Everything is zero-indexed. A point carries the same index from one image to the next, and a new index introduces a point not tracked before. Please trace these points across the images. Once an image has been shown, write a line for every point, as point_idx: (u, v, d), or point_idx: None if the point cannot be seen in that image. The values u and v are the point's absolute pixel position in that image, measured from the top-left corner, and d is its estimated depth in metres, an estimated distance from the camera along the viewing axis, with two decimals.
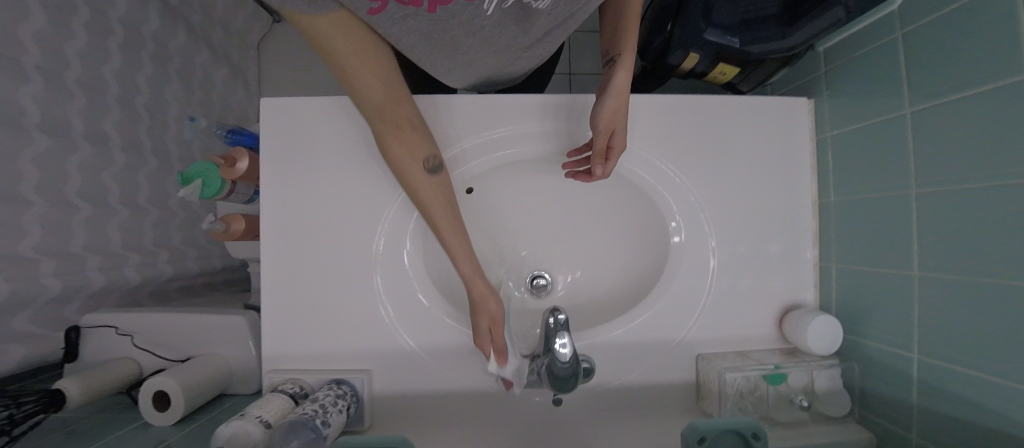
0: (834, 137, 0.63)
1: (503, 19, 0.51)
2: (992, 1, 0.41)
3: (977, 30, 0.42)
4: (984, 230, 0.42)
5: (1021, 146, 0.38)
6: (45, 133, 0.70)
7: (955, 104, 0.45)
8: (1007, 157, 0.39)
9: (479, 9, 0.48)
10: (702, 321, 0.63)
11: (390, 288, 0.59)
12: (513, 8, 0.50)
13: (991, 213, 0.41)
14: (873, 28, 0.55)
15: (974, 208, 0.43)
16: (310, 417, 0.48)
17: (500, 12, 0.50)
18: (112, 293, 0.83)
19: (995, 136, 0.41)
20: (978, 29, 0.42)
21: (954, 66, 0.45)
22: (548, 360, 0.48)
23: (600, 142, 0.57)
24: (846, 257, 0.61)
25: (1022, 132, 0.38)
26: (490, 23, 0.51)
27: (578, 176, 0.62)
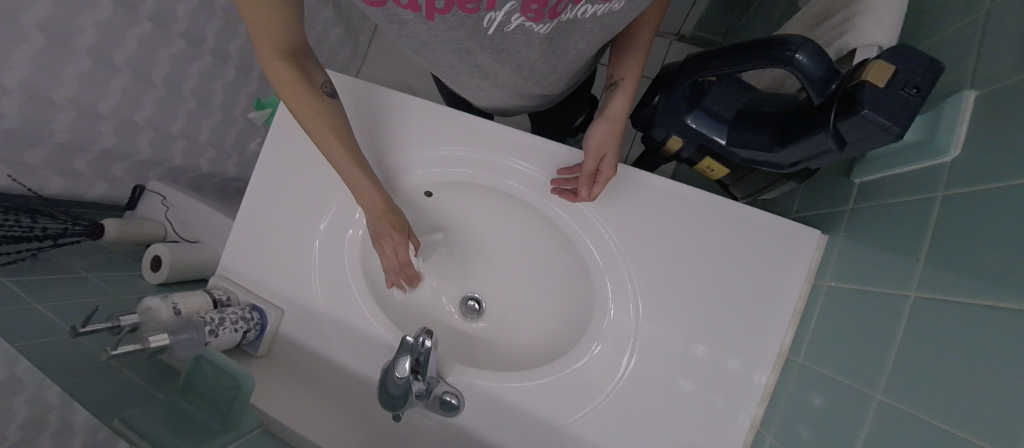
0: (830, 289, 0.52)
1: (505, 42, 0.50)
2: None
3: (1004, 220, 0.31)
4: None
5: (998, 396, 0.27)
6: (185, 39, 0.94)
7: (959, 305, 0.34)
8: (986, 406, 0.28)
9: (478, 28, 0.46)
10: (590, 418, 0.56)
11: (326, 250, 0.66)
12: (516, 34, 0.48)
13: None
14: (910, 178, 0.44)
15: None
16: (203, 323, 0.57)
17: (501, 36, 0.48)
18: (185, 172, 1.07)
19: (979, 372, 0.29)
20: (1006, 220, 0.31)
21: (970, 258, 0.33)
22: (388, 371, 0.49)
23: (591, 163, 0.55)
24: (787, 435, 0.49)
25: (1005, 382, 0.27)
26: (490, 44, 0.50)
27: (563, 194, 0.60)
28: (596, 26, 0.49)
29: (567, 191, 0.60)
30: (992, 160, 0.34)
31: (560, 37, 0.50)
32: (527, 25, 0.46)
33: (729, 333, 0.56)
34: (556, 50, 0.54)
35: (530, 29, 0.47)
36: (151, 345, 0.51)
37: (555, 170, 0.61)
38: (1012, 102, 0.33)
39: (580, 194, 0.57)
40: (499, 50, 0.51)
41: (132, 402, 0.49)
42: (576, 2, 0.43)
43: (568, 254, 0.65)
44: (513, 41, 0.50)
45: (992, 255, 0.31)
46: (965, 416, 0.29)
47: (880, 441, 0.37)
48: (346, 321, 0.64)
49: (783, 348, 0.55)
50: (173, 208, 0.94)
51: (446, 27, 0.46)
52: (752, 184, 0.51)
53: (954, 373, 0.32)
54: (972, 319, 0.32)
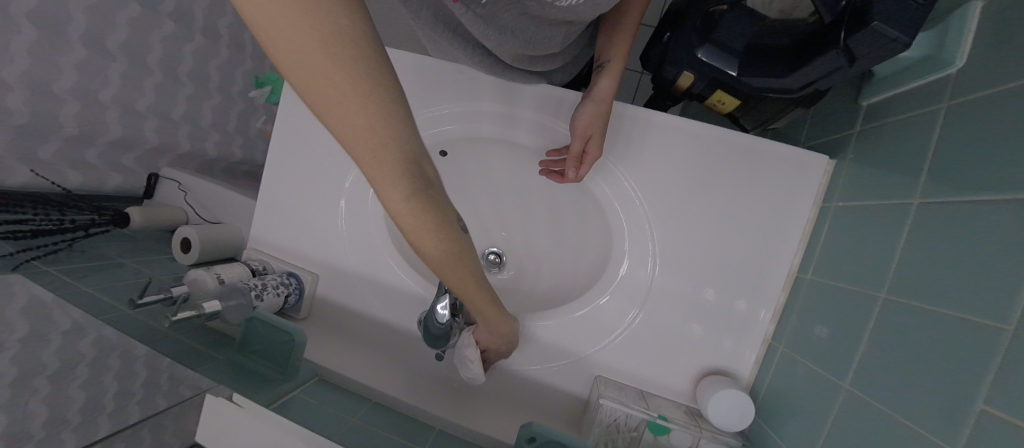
0: (837, 209, 0.55)
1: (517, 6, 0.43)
2: None
3: (1011, 129, 0.34)
4: (931, 372, 0.35)
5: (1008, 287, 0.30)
6: (174, 20, 0.92)
7: (966, 211, 0.36)
8: (985, 296, 0.32)
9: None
10: (613, 346, 0.61)
11: (351, 213, 0.68)
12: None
13: (947, 357, 0.34)
14: (916, 94, 0.45)
15: (934, 343, 0.36)
16: (247, 288, 0.61)
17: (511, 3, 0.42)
18: (195, 159, 1.07)
19: (985, 271, 0.33)
20: (1013, 128, 0.33)
21: (977, 166, 0.36)
22: (429, 316, 0.53)
23: (576, 146, 0.57)
24: (796, 343, 0.54)
25: (1014, 278, 0.30)
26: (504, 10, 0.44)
27: (550, 175, 0.64)
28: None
29: (555, 172, 0.65)
30: (1005, 68, 0.35)
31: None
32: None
33: (742, 260, 0.59)
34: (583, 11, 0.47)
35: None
36: (206, 311, 0.56)
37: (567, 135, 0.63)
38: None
39: (568, 177, 0.60)
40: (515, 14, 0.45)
41: (199, 360, 0.53)
42: None
43: (584, 199, 0.68)
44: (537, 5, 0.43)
45: (1008, 152, 0.33)
46: (984, 307, 0.32)
47: (887, 337, 0.41)
48: (379, 279, 0.68)
49: (792, 269, 0.59)
50: (190, 192, 0.96)
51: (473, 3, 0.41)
52: (762, 113, 0.53)
53: (962, 270, 0.35)
54: (975, 222, 0.35)
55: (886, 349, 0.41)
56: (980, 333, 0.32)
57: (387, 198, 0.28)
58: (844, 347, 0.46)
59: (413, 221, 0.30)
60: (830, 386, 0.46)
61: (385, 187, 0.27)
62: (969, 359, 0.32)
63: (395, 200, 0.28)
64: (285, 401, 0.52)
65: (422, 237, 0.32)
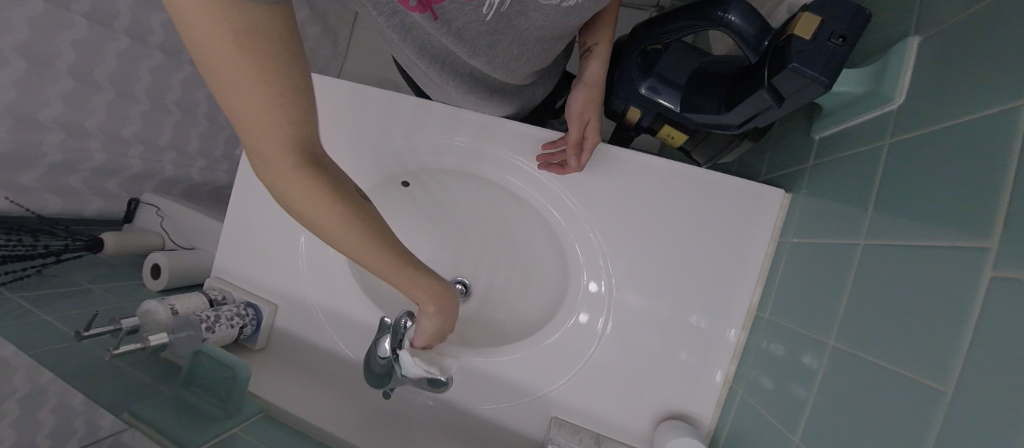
0: (793, 245, 0.53)
1: (501, 23, 0.45)
2: (978, 136, 0.30)
3: (951, 173, 0.32)
4: (877, 433, 0.32)
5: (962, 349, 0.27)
6: (162, 51, 0.94)
7: (913, 257, 0.34)
8: (930, 354, 0.30)
9: (477, 14, 0.42)
10: (569, 385, 0.59)
11: (311, 242, 0.68)
12: (515, 9, 0.43)
13: (895, 418, 0.31)
14: (863, 129, 0.44)
15: (879, 401, 0.33)
16: (199, 320, 0.60)
17: (498, 16, 0.43)
18: (179, 184, 1.08)
19: (935, 329, 0.30)
20: (953, 171, 0.32)
21: (923, 208, 0.34)
22: (371, 351, 0.52)
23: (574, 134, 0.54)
24: (755, 386, 0.51)
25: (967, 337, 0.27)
26: (487, 28, 0.45)
27: (551, 168, 0.61)
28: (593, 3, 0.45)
29: (555, 165, 0.61)
30: (944, 103, 0.34)
31: (565, 15, 0.45)
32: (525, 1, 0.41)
33: (700, 295, 0.57)
34: (560, 28, 0.49)
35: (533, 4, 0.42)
36: (152, 343, 0.55)
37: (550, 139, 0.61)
38: (972, 43, 0.32)
39: (572, 165, 0.56)
40: (501, 33, 0.47)
41: (138, 398, 0.52)
42: None
43: (543, 231, 0.67)
44: (525, 17, 0.45)
45: (948, 195, 0.32)
46: (932, 365, 0.29)
47: (836, 388, 0.39)
48: (336, 309, 0.67)
49: (753, 305, 0.56)
50: (170, 218, 0.97)
51: (450, 20, 0.42)
52: (710, 147, 0.52)
53: (910, 322, 0.33)
54: (923, 271, 0.33)
55: (835, 402, 0.38)
56: (923, 396, 0.29)
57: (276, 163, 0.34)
58: (798, 395, 0.43)
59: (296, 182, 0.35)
60: (783, 439, 0.43)
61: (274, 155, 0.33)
62: (914, 425, 0.29)
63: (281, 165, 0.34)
64: (222, 439, 0.50)
65: (309, 197, 0.37)
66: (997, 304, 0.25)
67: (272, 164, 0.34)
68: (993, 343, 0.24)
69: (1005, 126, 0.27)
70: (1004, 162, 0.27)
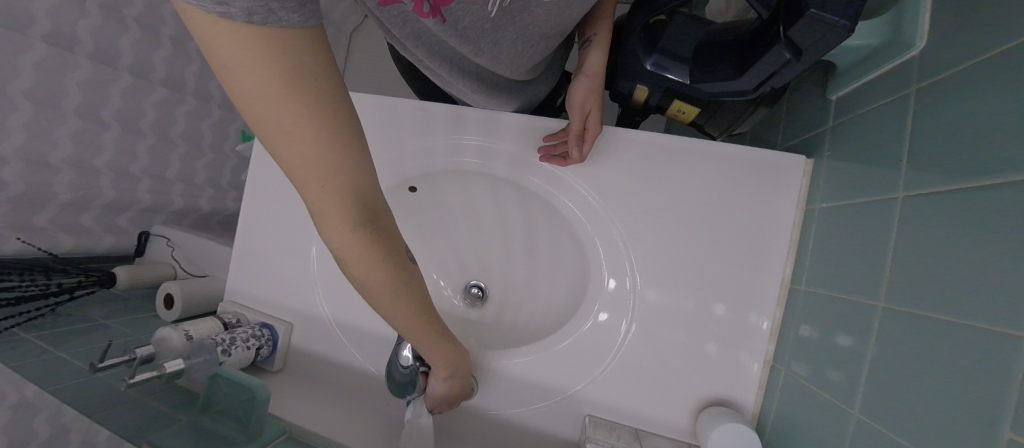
0: (822, 211, 0.50)
1: (505, 19, 0.44)
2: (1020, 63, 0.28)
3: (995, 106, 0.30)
4: (949, 393, 0.29)
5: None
6: (166, 86, 0.95)
7: (960, 199, 0.32)
8: (993, 299, 0.27)
9: (481, 12, 0.42)
10: (601, 380, 0.56)
11: (323, 256, 0.67)
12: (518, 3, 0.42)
13: (965, 371, 0.28)
14: (887, 81, 0.42)
15: (946, 359, 0.31)
16: (215, 343, 0.59)
17: (503, 11, 0.43)
18: (189, 214, 1.08)
19: (989, 269, 0.28)
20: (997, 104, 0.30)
21: (963, 147, 0.32)
22: (392, 360, 0.51)
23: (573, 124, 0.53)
24: (800, 364, 0.48)
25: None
26: (491, 26, 0.45)
27: (552, 160, 0.60)
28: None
29: (556, 156, 0.60)
30: (972, 39, 0.32)
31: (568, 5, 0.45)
32: None
33: (729, 273, 0.55)
34: (563, 20, 0.49)
35: None
36: (167, 370, 0.53)
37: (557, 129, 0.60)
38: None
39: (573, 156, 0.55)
40: (505, 30, 0.46)
41: (157, 426, 0.50)
42: None
43: (557, 224, 0.65)
44: (527, 11, 0.44)
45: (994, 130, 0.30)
46: (1005, 312, 0.27)
47: (892, 352, 0.36)
48: (353, 322, 0.66)
49: (785, 279, 0.54)
50: (180, 248, 0.97)
51: (457, 20, 0.42)
52: (724, 118, 0.51)
53: (970, 268, 0.30)
54: (971, 212, 0.31)
55: (894, 367, 0.35)
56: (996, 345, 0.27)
57: (332, 225, 0.31)
58: (849, 365, 0.41)
59: (352, 248, 0.32)
60: (839, 415, 0.40)
61: (331, 216, 0.30)
62: (992, 379, 0.27)
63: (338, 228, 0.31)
64: None
65: (361, 262, 0.33)
66: None
67: (328, 228, 0.31)
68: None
69: None
70: None
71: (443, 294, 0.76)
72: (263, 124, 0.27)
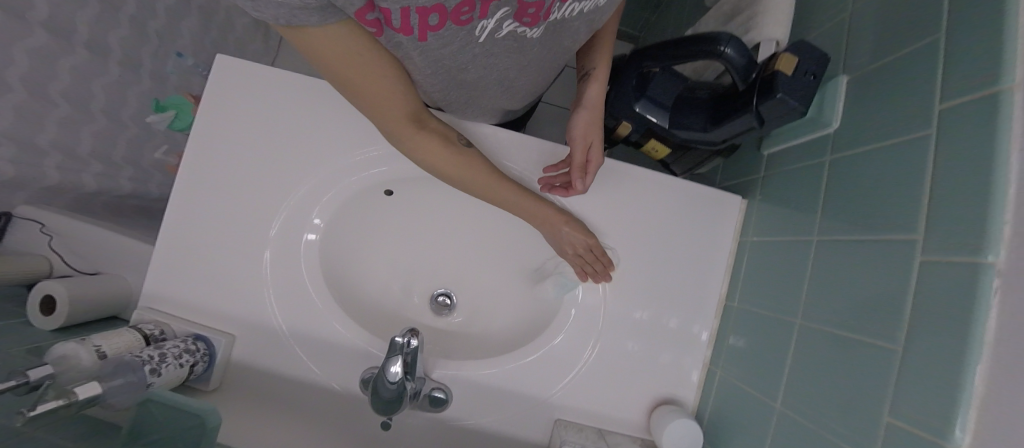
0: (752, 243, 0.62)
1: (493, 48, 0.46)
2: (918, 157, 0.39)
3: (896, 185, 0.41)
4: (848, 390, 0.40)
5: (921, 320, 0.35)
6: (46, 30, 0.73)
7: (862, 249, 0.44)
8: (889, 324, 0.38)
9: (470, 37, 0.42)
10: (570, 385, 0.61)
11: (278, 260, 0.60)
12: (505, 39, 0.44)
13: (864, 377, 0.39)
14: (810, 148, 0.54)
15: (847, 365, 0.41)
16: (141, 362, 0.49)
17: (491, 42, 0.44)
18: (65, 193, 0.84)
19: (888, 305, 0.39)
20: (898, 184, 0.41)
21: (874, 211, 0.43)
22: (378, 376, 0.48)
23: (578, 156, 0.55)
24: (733, 367, 0.58)
25: (925, 311, 0.35)
26: (480, 52, 0.46)
27: (556, 191, 0.62)
28: (583, 23, 0.49)
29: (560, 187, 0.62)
30: (882, 132, 0.44)
31: (547, 40, 0.49)
32: (519, 30, 0.44)
33: (682, 291, 0.64)
34: (545, 54, 0.52)
35: (521, 34, 0.45)
36: (81, 398, 0.41)
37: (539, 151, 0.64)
38: (902, 90, 0.42)
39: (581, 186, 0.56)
40: (494, 56, 0.48)
41: None
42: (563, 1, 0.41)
43: (533, 235, 0.69)
44: (510, 45, 0.46)
45: (893, 202, 0.41)
46: (888, 331, 0.38)
47: (805, 358, 0.47)
48: (312, 334, 0.60)
49: (721, 297, 0.65)
50: (60, 236, 0.78)
51: (444, 44, 0.41)
52: (688, 160, 0.59)
53: (868, 299, 0.41)
54: (871, 258, 0.42)
55: (807, 370, 0.46)
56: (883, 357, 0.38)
57: (398, 131, 0.51)
58: (773, 368, 0.52)
59: (422, 145, 0.52)
60: (765, 407, 0.51)
61: (393, 123, 0.49)
62: (880, 382, 0.37)
63: (404, 132, 0.51)
64: None
65: (429, 152, 0.53)
66: (946, 286, 0.34)
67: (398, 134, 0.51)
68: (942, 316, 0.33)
69: (951, 151, 0.36)
70: (957, 177, 0.35)
71: (410, 303, 0.74)
72: (337, 71, 0.40)
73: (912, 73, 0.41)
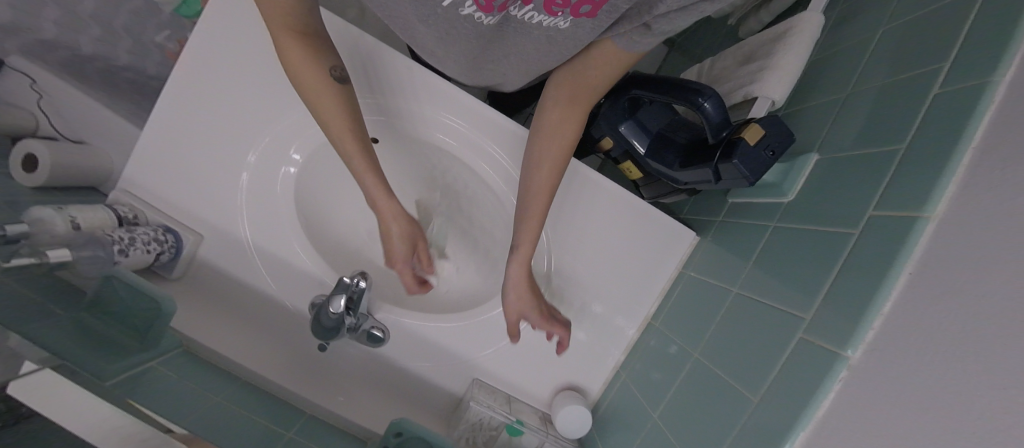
0: (690, 277, 0.68)
1: (452, 22, 0.47)
2: (839, 253, 0.44)
3: (812, 269, 0.46)
4: (713, 424, 0.48)
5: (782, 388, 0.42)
6: None
7: (766, 314, 0.49)
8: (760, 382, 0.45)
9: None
10: (494, 355, 0.69)
11: (256, 179, 0.63)
12: (464, 20, 0.46)
13: (729, 419, 0.46)
14: (766, 210, 0.58)
15: (720, 405, 0.49)
16: (110, 240, 0.53)
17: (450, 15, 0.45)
18: (55, 51, 0.83)
19: (766, 368, 0.45)
20: (815, 269, 0.46)
21: (788, 285, 0.48)
22: (321, 306, 0.54)
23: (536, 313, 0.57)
24: (637, 376, 0.66)
25: (787, 381, 0.42)
26: (439, 19, 0.46)
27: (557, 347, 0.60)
28: (542, 35, 0.50)
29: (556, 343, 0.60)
30: (821, 219, 0.48)
31: (504, 32, 0.50)
32: (475, 14, 0.44)
33: (617, 302, 0.70)
34: (504, 44, 0.54)
35: (476, 19, 0.46)
36: (51, 260, 0.48)
37: (521, 145, 0.69)
38: (851, 189, 0.46)
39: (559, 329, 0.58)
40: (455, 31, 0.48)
41: (29, 315, 0.43)
42: (523, 4, 0.44)
43: (499, 215, 0.74)
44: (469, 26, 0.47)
45: (803, 284, 0.46)
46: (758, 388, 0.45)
47: (690, 388, 0.55)
48: (275, 255, 0.65)
49: (649, 316, 0.71)
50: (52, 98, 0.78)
51: None
52: (657, 189, 0.63)
53: (756, 357, 0.48)
54: (770, 324, 0.48)
55: (689, 398, 0.54)
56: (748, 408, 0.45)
57: (267, 16, 0.47)
58: (665, 387, 0.59)
59: (291, 46, 0.49)
60: (649, 416, 0.59)
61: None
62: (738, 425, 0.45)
63: (271, 21, 0.47)
64: (136, 371, 0.48)
65: (298, 63, 0.50)
66: (810, 369, 0.40)
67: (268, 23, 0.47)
68: (800, 391, 0.40)
69: (862, 259, 0.40)
70: (859, 283, 0.39)
71: (373, 246, 0.78)
72: None
73: (864, 176, 0.45)
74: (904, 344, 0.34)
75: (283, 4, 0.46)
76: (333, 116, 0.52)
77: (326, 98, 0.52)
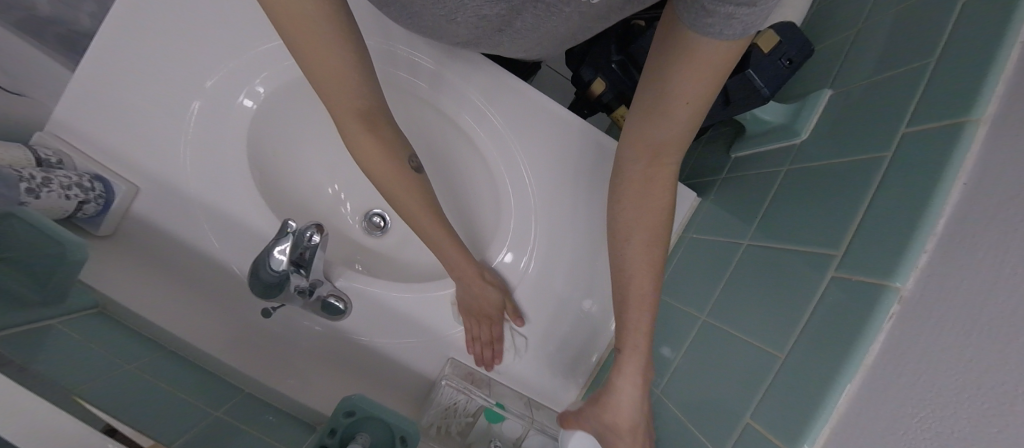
0: (691, 240, 0.61)
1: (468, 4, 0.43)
2: (865, 175, 0.37)
3: (835, 200, 0.40)
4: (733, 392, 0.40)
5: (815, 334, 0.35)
6: None
7: (785, 258, 0.43)
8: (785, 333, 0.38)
9: None
10: (473, 331, 0.60)
11: (204, 123, 0.56)
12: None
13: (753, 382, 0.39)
14: (775, 154, 0.52)
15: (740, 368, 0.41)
16: (15, 176, 0.44)
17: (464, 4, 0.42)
18: None
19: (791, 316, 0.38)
20: (838, 198, 0.40)
21: (808, 223, 0.42)
22: (262, 260, 0.45)
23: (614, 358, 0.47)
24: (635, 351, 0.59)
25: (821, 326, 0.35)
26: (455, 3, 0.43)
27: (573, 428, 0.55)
28: None
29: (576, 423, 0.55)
30: (842, 147, 0.42)
31: None
32: None
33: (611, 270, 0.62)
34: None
35: None
36: None
37: (512, 99, 0.62)
38: (874, 109, 0.40)
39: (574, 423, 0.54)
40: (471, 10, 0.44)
41: None
42: None
43: (483, 171, 0.68)
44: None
45: (826, 217, 0.40)
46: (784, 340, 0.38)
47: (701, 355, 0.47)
48: (225, 210, 0.56)
49: None
50: None
51: None
52: None
53: (777, 308, 0.41)
54: (790, 269, 0.41)
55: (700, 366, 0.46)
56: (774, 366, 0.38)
57: (347, 129, 0.48)
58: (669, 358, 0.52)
59: (363, 145, 0.49)
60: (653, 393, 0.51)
61: (344, 119, 0.47)
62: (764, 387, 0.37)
63: (353, 130, 0.48)
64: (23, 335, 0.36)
65: (365, 155, 0.50)
66: (846, 304, 0.33)
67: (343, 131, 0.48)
68: (834, 335, 0.33)
69: (898, 173, 0.34)
70: (897, 199, 0.33)
71: (340, 211, 0.71)
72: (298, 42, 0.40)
73: (891, 92, 0.39)
74: (968, 262, 0.27)
75: (359, 113, 0.47)
76: (413, 206, 0.54)
77: (402, 190, 0.53)
